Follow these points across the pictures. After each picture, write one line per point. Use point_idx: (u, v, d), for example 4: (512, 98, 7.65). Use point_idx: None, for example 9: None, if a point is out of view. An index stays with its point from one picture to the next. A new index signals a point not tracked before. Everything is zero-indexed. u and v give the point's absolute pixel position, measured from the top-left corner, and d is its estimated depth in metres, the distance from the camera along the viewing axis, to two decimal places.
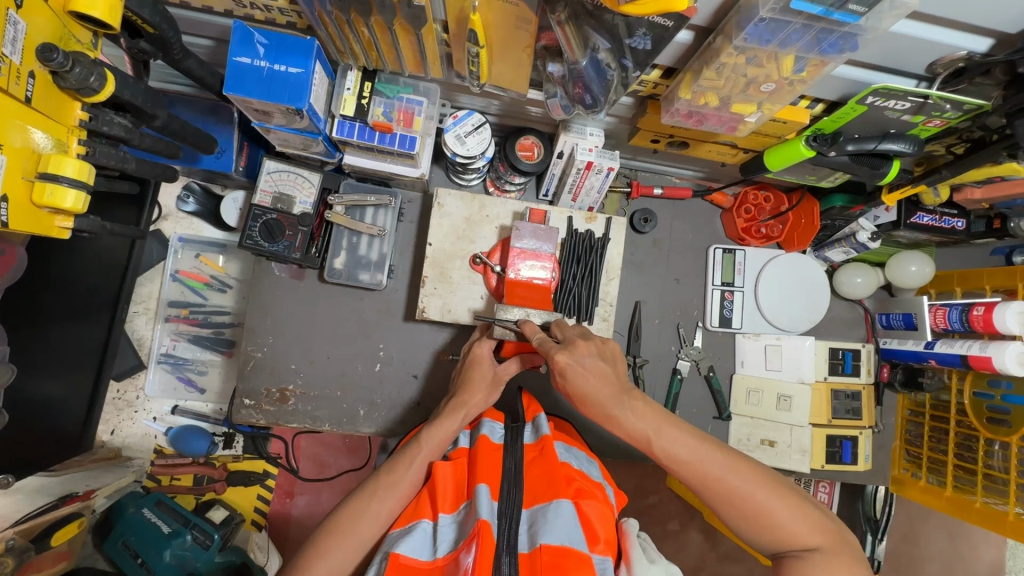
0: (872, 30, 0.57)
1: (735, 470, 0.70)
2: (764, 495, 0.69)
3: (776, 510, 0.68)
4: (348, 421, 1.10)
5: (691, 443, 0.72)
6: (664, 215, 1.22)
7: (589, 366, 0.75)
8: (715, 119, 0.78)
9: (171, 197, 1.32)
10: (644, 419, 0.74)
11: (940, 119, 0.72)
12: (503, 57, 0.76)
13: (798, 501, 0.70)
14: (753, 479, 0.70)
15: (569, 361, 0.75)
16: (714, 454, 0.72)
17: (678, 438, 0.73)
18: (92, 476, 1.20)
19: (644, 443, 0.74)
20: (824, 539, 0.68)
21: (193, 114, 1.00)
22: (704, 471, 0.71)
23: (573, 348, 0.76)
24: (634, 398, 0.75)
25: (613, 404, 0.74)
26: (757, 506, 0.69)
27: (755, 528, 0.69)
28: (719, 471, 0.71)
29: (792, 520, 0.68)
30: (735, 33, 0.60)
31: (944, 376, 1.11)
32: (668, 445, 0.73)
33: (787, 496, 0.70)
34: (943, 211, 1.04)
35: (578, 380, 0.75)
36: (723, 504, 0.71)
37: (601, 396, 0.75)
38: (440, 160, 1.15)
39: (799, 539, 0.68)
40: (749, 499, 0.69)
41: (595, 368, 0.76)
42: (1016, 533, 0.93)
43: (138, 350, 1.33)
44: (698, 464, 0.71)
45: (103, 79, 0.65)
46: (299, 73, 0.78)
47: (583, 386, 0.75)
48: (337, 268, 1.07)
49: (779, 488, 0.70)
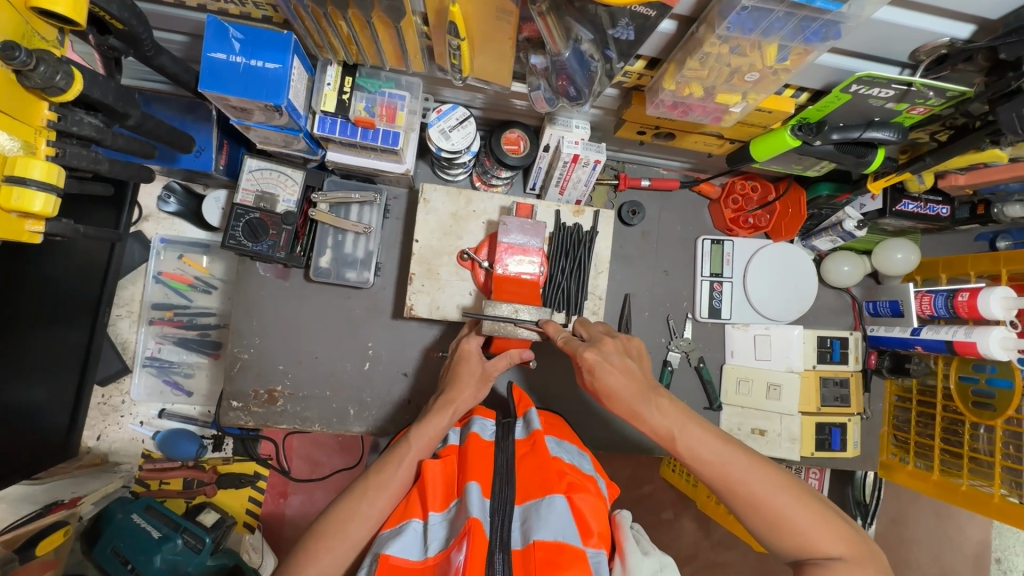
0: (855, 18, 0.56)
1: (756, 473, 0.72)
2: (787, 500, 0.70)
3: (797, 515, 0.69)
4: (338, 421, 1.09)
5: (712, 442, 0.74)
6: (652, 207, 1.22)
7: (615, 363, 0.79)
8: (700, 109, 0.77)
9: (151, 197, 1.29)
10: (669, 416, 0.76)
11: (923, 106, 0.72)
12: (485, 50, 0.75)
13: (821, 509, 0.70)
14: (775, 483, 0.71)
15: (597, 359, 0.79)
16: (737, 456, 0.73)
17: (700, 437, 0.75)
18: (78, 483, 1.17)
19: (667, 440, 0.76)
20: (846, 549, 0.68)
21: (171, 112, 0.98)
22: (725, 471, 0.73)
23: (600, 347, 0.80)
24: (659, 395, 0.78)
25: (639, 401, 0.77)
26: (778, 511, 0.69)
27: (775, 533, 0.70)
28: (741, 473, 0.72)
29: (813, 526, 0.68)
30: (718, 23, 0.59)
31: (930, 362, 1.12)
32: (691, 444, 0.75)
33: (809, 503, 0.70)
34: (928, 198, 1.04)
35: (605, 377, 0.78)
36: (743, 505, 0.71)
37: (628, 394, 0.77)
38: (425, 155, 1.13)
39: (821, 547, 0.68)
40: (770, 502, 0.70)
41: (622, 365, 0.79)
42: (1002, 516, 0.94)
43: (122, 354, 1.31)
44: (719, 463, 0.73)
45: (70, 78, 0.62)
46: (276, 69, 0.76)
47: (610, 383, 0.78)
48: (323, 267, 1.06)
49: (802, 495, 0.71)
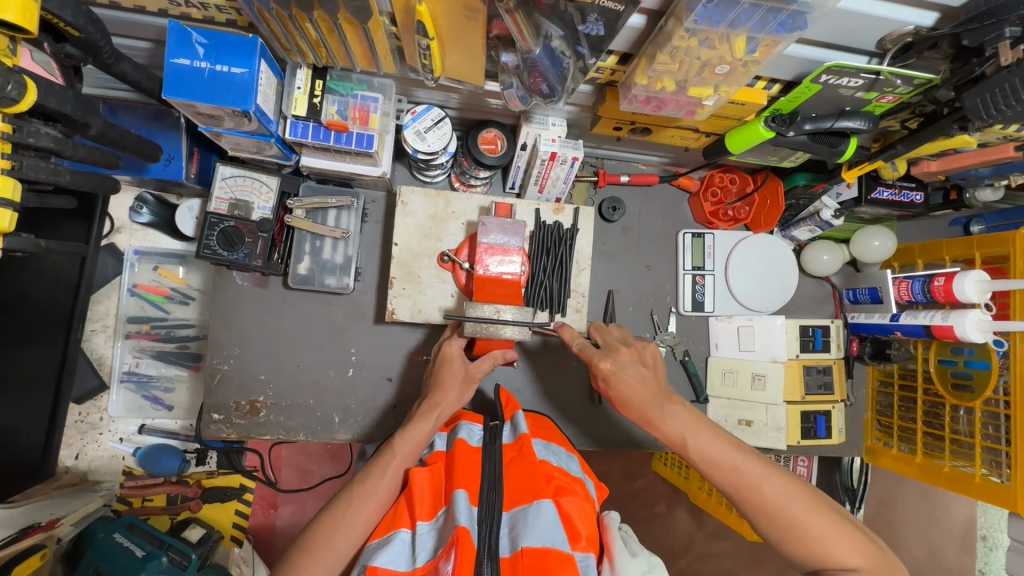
0: (820, 8, 0.56)
1: (770, 480, 0.76)
2: (801, 507, 0.74)
3: (812, 523, 0.73)
4: (323, 429, 1.07)
5: (726, 448, 0.79)
6: (633, 203, 1.22)
7: (631, 372, 0.83)
8: (673, 103, 0.77)
9: (123, 208, 1.26)
10: (680, 421, 0.81)
11: (892, 94, 0.72)
12: (456, 48, 0.74)
13: (834, 517, 0.74)
14: (789, 490, 0.75)
15: (612, 368, 0.83)
16: (750, 462, 0.78)
17: (712, 442, 0.80)
18: (56, 504, 1.12)
19: (679, 443, 0.81)
20: (863, 560, 0.71)
21: (137, 121, 0.96)
22: (739, 477, 0.77)
23: (617, 356, 0.85)
24: (673, 402, 0.82)
25: (653, 406, 0.81)
26: (793, 518, 0.74)
27: (789, 539, 0.74)
28: (755, 479, 0.76)
29: (828, 535, 0.72)
30: (685, 16, 0.59)
31: (910, 346, 1.14)
32: (702, 447, 0.79)
33: (823, 512, 0.74)
34: (902, 185, 1.05)
35: (620, 385, 0.83)
36: (757, 511, 0.76)
37: (643, 401, 0.82)
38: (402, 157, 1.12)
39: (837, 557, 0.72)
40: (785, 509, 0.74)
41: (638, 374, 0.84)
42: (987, 495, 0.96)
43: (99, 370, 1.28)
44: (732, 469, 0.78)
45: (22, 87, 0.59)
46: (242, 74, 0.75)
47: (625, 390, 0.83)
48: (302, 274, 1.04)
49: (816, 504, 0.75)
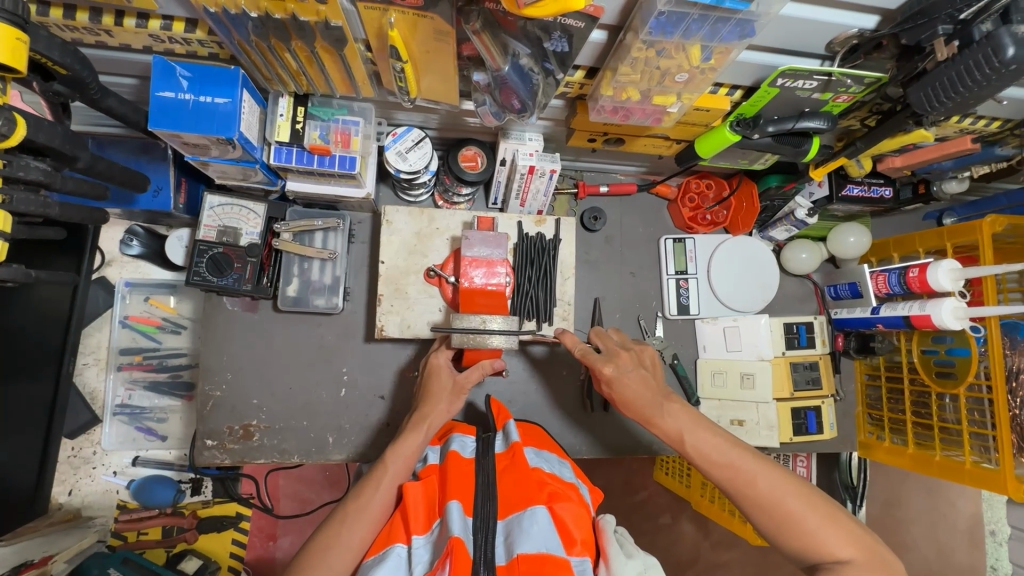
0: (765, 15, 0.60)
1: (765, 475, 0.77)
2: (796, 501, 0.75)
3: (807, 516, 0.74)
4: (317, 450, 1.08)
5: (722, 445, 0.80)
6: (613, 212, 1.25)
7: (633, 376, 0.86)
8: (640, 112, 0.81)
9: (114, 241, 1.28)
10: (679, 418, 0.83)
11: (846, 94, 0.76)
12: (430, 71, 0.77)
13: (829, 511, 0.74)
14: (784, 485, 0.76)
15: (614, 373, 0.86)
16: (746, 457, 0.79)
17: (709, 439, 0.81)
18: (49, 541, 1.11)
19: (678, 440, 0.82)
20: (857, 552, 0.72)
21: (125, 155, 0.99)
22: (736, 473, 0.78)
23: (618, 360, 0.87)
24: (672, 401, 0.84)
25: (652, 406, 0.84)
26: (788, 512, 0.74)
27: (786, 533, 0.74)
28: (751, 474, 0.77)
29: (822, 528, 0.73)
30: (640, 28, 0.62)
31: (893, 338, 1.16)
32: (699, 444, 0.81)
33: (817, 506, 0.75)
34: (870, 181, 1.09)
35: (623, 389, 0.85)
36: (754, 506, 0.76)
37: (643, 400, 0.84)
38: (385, 178, 1.15)
39: (830, 550, 0.72)
40: (780, 503, 0.75)
41: (638, 377, 0.86)
42: (977, 480, 0.97)
43: (91, 404, 1.28)
44: (729, 465, 0.79)
45: (13, 124, 0.61)
46: (226, 104, 0.78)
47: (628, 393, 0.85)
48: (290, 296, 1.06)
49: (811, 499, 0.75)
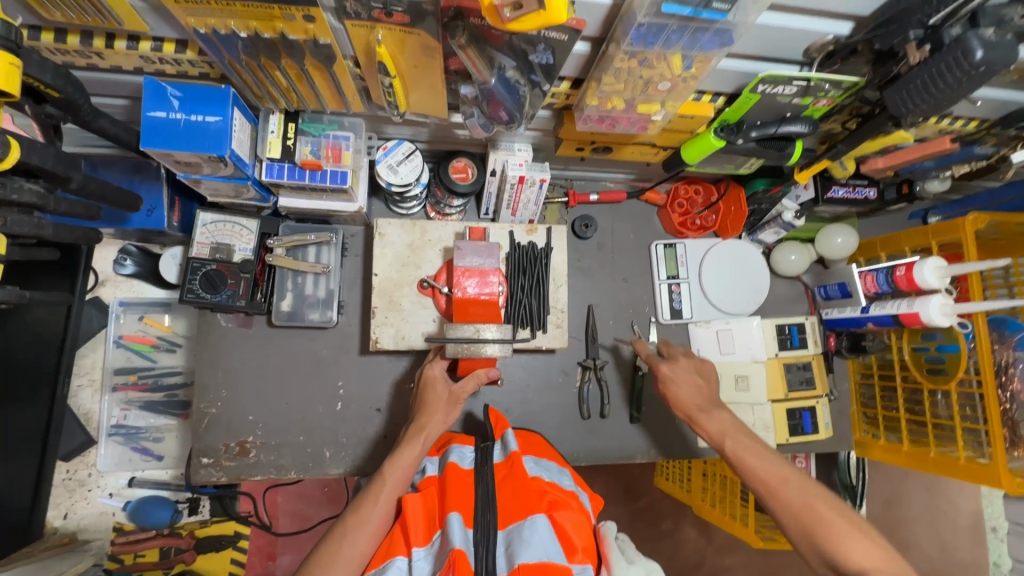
0: (743, 24, 0.62)
1: (793, 481, 0.78)
2: (822, 506, 0.75)
3: (832, 521, 0.74)
4: (314, 465, 1.07)
5: (760, 449, 0.84)
6: (604, 220, 1.26)
7: (687, 379, 0.95)
8: (626, 121, 0.82)
9: (107, 261, 1.27)
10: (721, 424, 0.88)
11: (825, 98, 0.78)
12: (418, 86, 0.79)
13: (855, 520, 0.74)
14: (811, 491, 0.77)
15: (669, 372, 0.96)
16: (780, 464, 0.81)
17: (749, 445, 0.84)
18: (45, 566, 1.09)
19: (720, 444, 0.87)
20: (883, 563, 0.70)
21: (117, 175, 1.00)
22: (767, 475, 0.81)
23: (676, 363, 0.98)
24: (721, 408, 0.91)
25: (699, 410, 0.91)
26: (814, 515, 0.75)
27: (811, 536, 0.74)
28: (781, 477, 0.79)
29: (846, 534, 0.72)
30: (622, 39, 0.64)
31: (884, 337, 1.16)
32: (739, 449, 0.84)
33: (844, 514, 0.74)
34: (854, 183, 1.11)
35: (677, 389, 0.94)
36: (781, 509, 0.78)
37: (695, 402, 0.93)
38: (377, 192, 1.16)
39: (853, 557, 0.71)
40: (806, 506, 0.76)
41: (691, 381, 0.95)
42: (969, 475, 0.97)
43: (86, 425, 1.27)
44: (761, 468, 0.81)
45: (6, 147, 0.62)
46: (217, 122, 0.78)
47: (678, 394, 0.94)
48: (285, 311, 1.07)
49: (839, 508, 0.75)
